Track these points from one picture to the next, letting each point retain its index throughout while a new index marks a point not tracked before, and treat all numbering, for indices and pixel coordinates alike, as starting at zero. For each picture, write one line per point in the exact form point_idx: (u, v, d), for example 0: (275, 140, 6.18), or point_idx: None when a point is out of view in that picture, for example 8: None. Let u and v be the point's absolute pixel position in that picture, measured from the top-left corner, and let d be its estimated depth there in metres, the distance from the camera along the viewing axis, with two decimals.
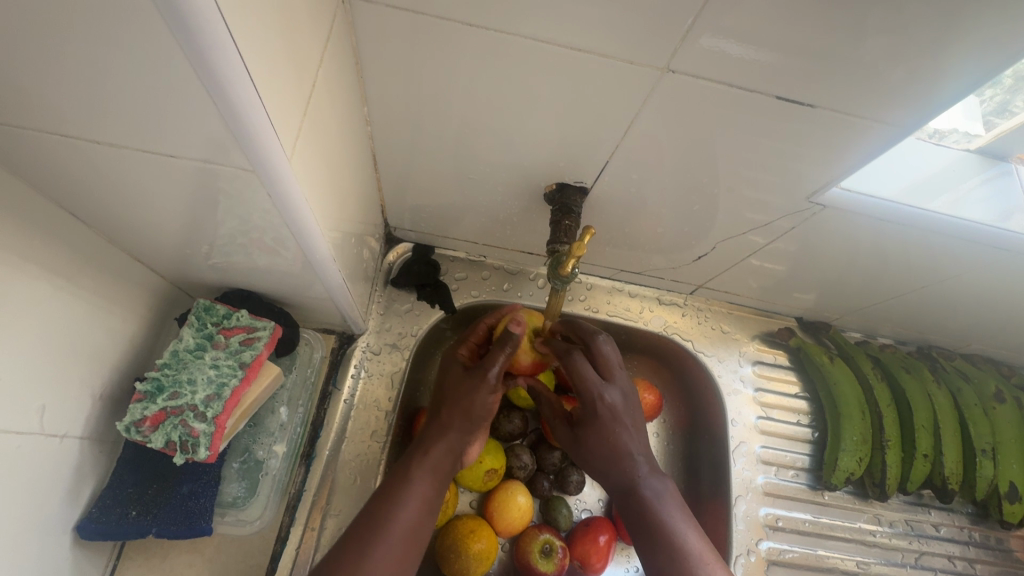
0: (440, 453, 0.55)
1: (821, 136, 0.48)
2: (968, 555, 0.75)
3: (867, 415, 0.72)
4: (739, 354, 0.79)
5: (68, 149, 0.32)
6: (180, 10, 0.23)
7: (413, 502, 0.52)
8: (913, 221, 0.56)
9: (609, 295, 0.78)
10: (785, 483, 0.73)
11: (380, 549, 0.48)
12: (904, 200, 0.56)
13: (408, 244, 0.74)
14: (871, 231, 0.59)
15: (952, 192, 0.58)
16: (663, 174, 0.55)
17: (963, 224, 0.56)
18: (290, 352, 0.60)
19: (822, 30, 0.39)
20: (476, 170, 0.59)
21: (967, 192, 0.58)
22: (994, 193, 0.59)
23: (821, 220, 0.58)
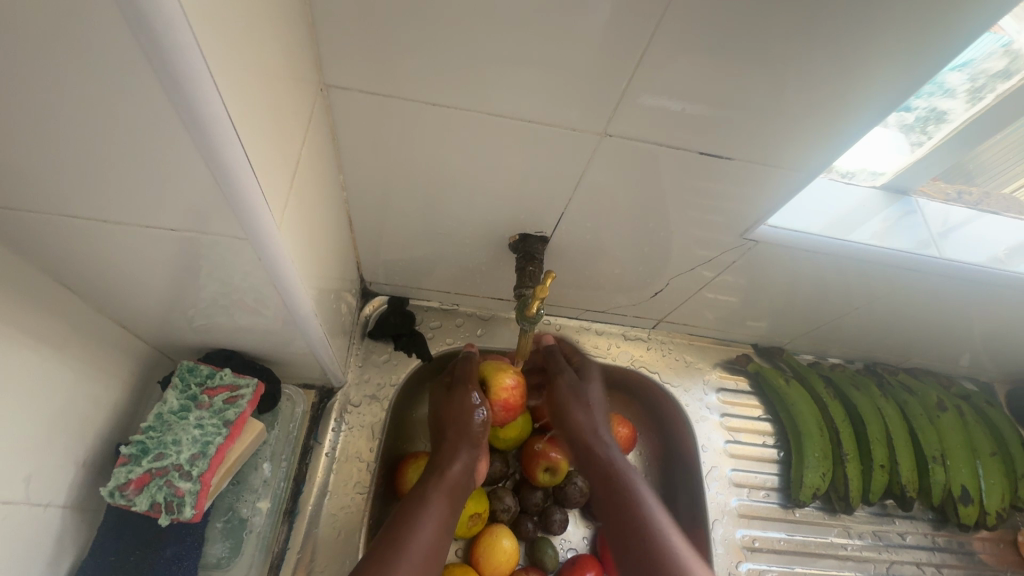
0: (444, 498, 0.58)
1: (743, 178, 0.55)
2: (934, 561, 0.78)
3: (825, 432, 0.77)
4: (703, 382, 0.83)
5: (70, 227, 0.36)
6: (201, 116, 0.28)
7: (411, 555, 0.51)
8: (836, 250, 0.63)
9: (578, 334, 0.82)
10: (757, 504, 0.76)
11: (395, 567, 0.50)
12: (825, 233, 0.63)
13: (384, 297, 0.78)
14: (803, 260, 0.65)
15: (867, 222, 0.65)
16: (615, 219, 0.61)
17: (882, 250, 0.64)
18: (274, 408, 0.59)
19: (729, 97, 0.47)
20: (444, 225, 0.64)
21: (881, 222, 0.66)
22: (904, 223, 0.67)
23: (758, 254, 0.65)
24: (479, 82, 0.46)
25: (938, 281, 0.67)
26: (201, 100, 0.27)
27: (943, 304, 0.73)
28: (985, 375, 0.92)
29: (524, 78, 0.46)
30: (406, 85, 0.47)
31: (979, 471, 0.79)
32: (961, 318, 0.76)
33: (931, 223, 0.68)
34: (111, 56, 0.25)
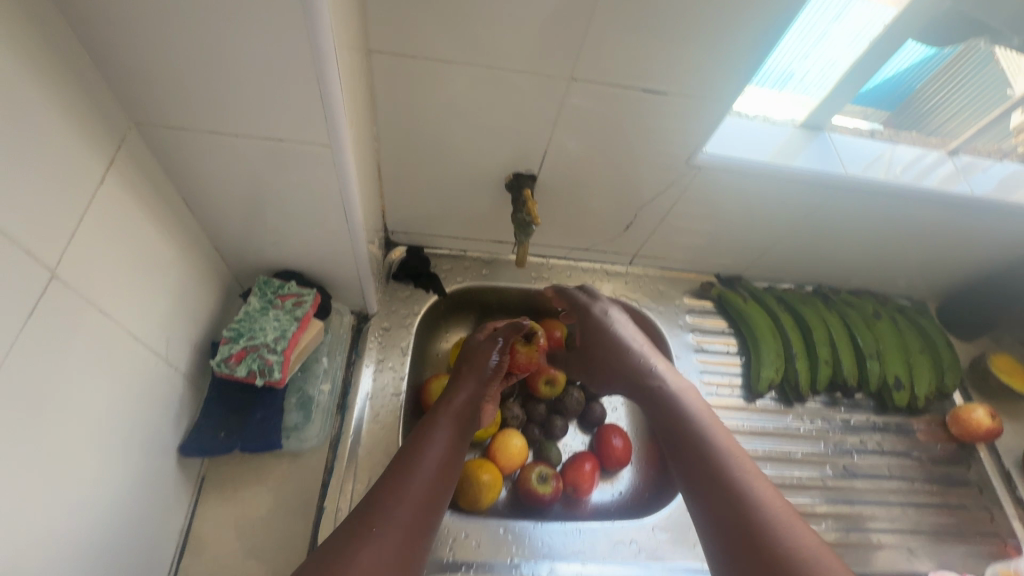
0: (449, 437, 0.65)
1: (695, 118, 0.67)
2: (874, 437, 0.91)
3: (776, 336, 0.93)
4: (677, 307, 0.97)
5: (201, 153, 0.50)
6: (324, 67, 0.42)
7: (419, 478, 0.57)
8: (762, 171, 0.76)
9: (568, 271, 0.97)
10: (724, 398, 0.90)
11: (409, 477, 0.57)
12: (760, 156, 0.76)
13: (404, 246, 0.93)
14: (742, 183, 0.79)
15: (789, 147, 0.79)
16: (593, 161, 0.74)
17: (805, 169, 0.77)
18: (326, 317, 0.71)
19: None
20: (452, 174, 0.77)
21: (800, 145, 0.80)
22: (816, 149, 0.80)
23: (702, 176, 0.76)
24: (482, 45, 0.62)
25: (852, 197, 0.82)
26: (324, 55, 0.42)
27: (863, 222, 0.88)
28: (918, 292, 1.07)
29: None
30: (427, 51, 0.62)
31: (910, 365, 0.94)
32: (880, 236, 0.92)
33: (843, 154, 0.81)
34: (270, 25, 0.39)
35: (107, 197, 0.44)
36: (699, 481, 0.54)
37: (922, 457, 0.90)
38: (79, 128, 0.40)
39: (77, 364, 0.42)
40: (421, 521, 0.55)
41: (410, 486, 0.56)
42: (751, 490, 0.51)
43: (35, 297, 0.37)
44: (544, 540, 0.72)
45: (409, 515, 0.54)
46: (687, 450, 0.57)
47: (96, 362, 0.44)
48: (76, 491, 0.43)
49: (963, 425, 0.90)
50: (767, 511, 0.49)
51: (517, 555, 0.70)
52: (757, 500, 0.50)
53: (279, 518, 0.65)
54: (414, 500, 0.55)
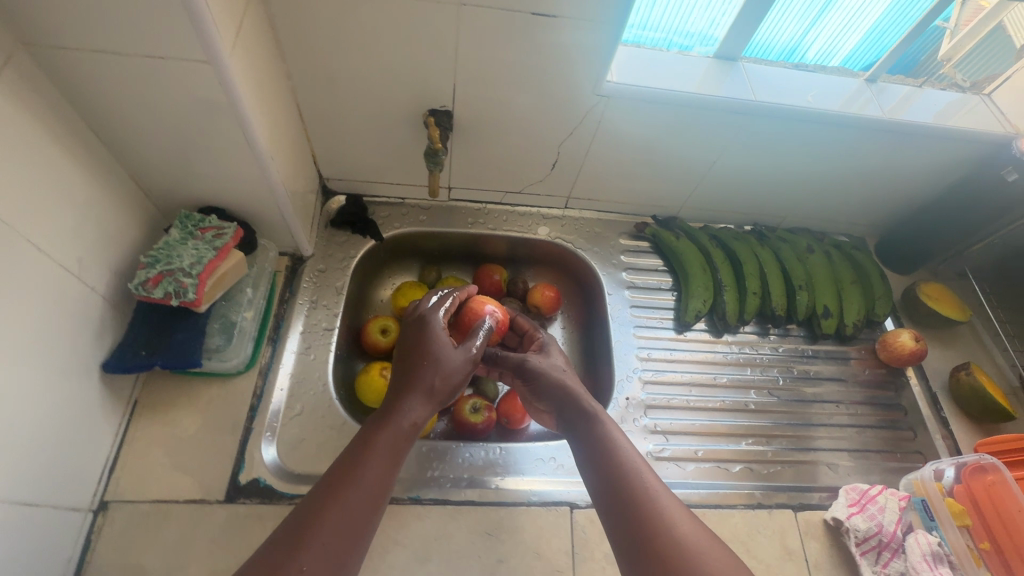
0: (394, 441, 0.56)
1: (588, 41, 0.69)
2: (802, 364, 0.93)
3: (707, 270, 0.95)
4: (612, 247, 1.00)
5: (95, 78, 0.54)
6: None
7: (357, 494, 0.51)
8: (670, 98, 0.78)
9: (505, 216, 1.00)
10: (656, 331, 0.92)
11: (346, 492, 0.51)
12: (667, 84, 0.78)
13: (343, 195, 0.96)
14: (654, 113, 0.81)
15: (699, 77, 0.81)
16: (505, 92, 0.76)
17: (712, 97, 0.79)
18: (251, 252, 0.75)
19: None
20: (372, 110, 0.79)
21: (711, 73, 0.82)
22: (729, 78, 0.82)
23: (609, 107, 0.78)
24: None
25: (766, 123, 0.84)
26: None
27: (784, 151, 0.91)
28: (857, 229, 1.09)
29: None
30: None
31: (840, 295, 0.96)
32: (805, 166, 0.94)
33: (755, 81, 0.83)
34: None
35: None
36: (610, 497, 0.54)
37: (850, 382, 0.93)
38: None
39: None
40: (358, 540, 0.50)
41: (352, 493, 0.51)
42: (657, 505, 0.52)
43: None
44: (465, 458, 0.75)
45: (337, 534, 0.48)
46: (611, 465, 0.56)
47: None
48: None
49: (889, 349, 0.92)
50: (666, 525, 0.50)
51: (438, 471, 0.74)
52: (660, 513, 0.51)
53: (208, 436, 0.70)
54: (352, 512, 0.50)
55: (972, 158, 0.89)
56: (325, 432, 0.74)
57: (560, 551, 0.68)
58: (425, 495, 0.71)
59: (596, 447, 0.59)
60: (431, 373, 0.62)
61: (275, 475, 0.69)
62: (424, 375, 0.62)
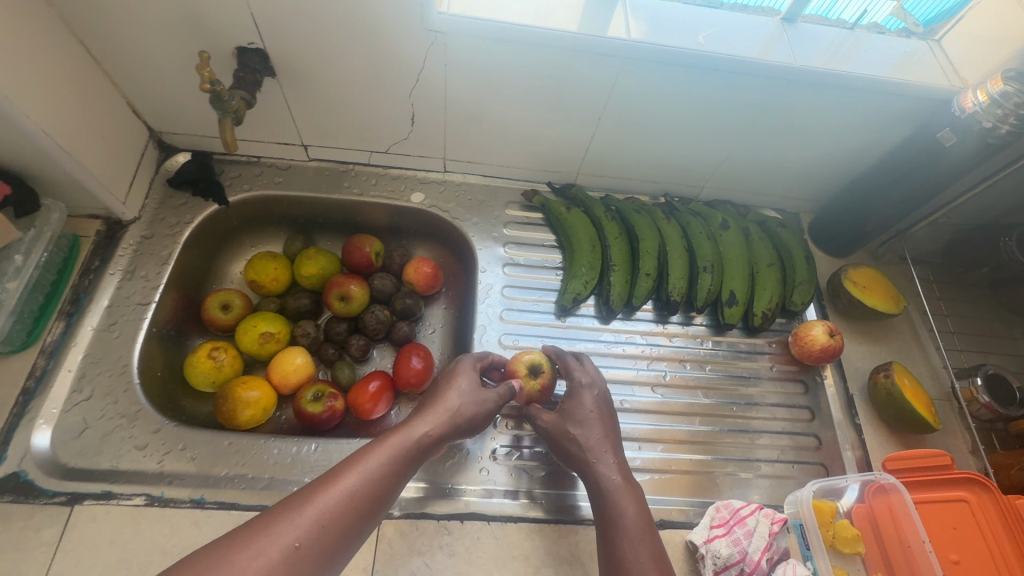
0: (402, 459, 0.54)
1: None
2: (700, 359, 0.81)
3: (597, 247, 0.83)
4: (496, 219, 0.87)
5: None
6: None
7: (349, 494, 0.48)
8: (524, 36, 0.65)
9: (375, 180, 0.88)
10: (530, 315, 0.80)
11: (343, 492, 0.48)
12: (522, 21, 0.65)
13: (188, 152, 0.85)
14: (512, 55, 0.68)
15: (566, 13, 0.67)
16: (320, 24, 0.63)
17: (576, 35, 0.65)
18: (27, 213, 0.66)
19: None
20: (173, 46, 0.67)
21: (582, 10, 0.68)
22: (605, 14, 0.68)
23: (451, 45, 0.66)
24: None
25: (653, 70, 0.70)
26: None
27: (685, 107, 0.76)
28: (790, 205, 0.95)
29: None
30: None
31: (752, 280, 0.83)
32: (712, 126, 0.80)
33: (637, 18, 0.69)
34: None
35: None
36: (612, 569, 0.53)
37: (754, 381, 0.80)
38: None
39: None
40: (330, 560, 0.46)
41: (349, 494, 0.48)
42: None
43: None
44: (271, 455, 0.66)
45: (319, 536, 0.45)
46: (621, 537, 0.55)
47: None
48: None
49: (801, 344, 0.79)
50: None
51: (235, 470, 0.64)
52: None
53: None
54: (349, 507, 0.48)
55: (909, 117, 0.75)
56: (111, 421, 0.65)
57: (355, 568, 0.59)
58: (210, 498, 0.62)
59: (605, 514, 0.57)
60: (456, 399, 0.60)
61: (40, 467, 0.60)
62: (448, 398, 0.60)
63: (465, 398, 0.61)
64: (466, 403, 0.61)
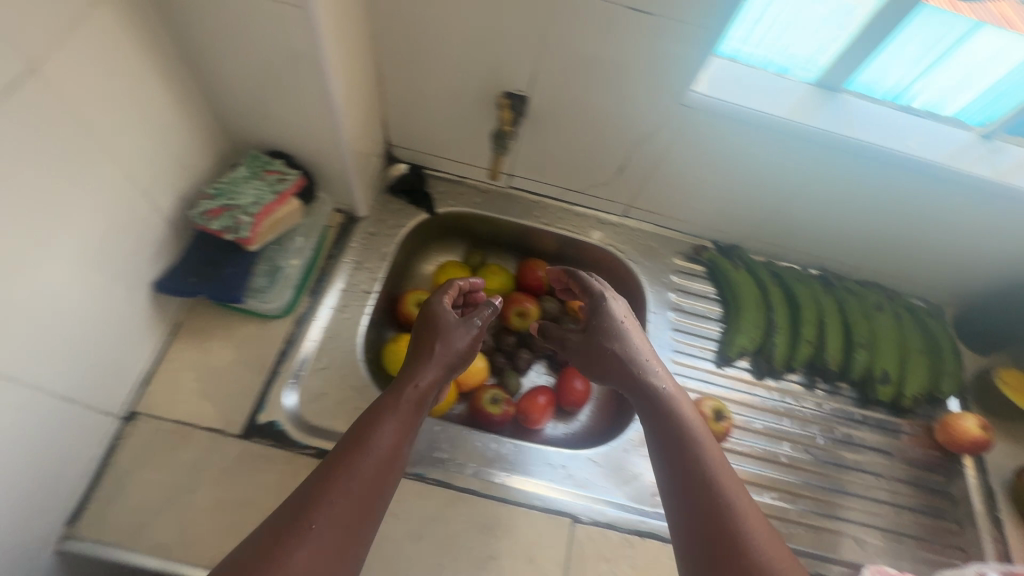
0: (401, 417, 0.57)
1: (679, 45, 0.66)
2: (849, 428, 0.86)
3: (762, 308, 0.90)
4: (665, 265, 0.95)
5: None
6: None
7: (370, 462, 0.52)
8: (757, 120, 0.74)
9: (561, 214, 0.97)
10: (693, 359, 0.88)
11: (360, 463, 0.51)
12: (759, 106, 0.74)
13: (405, 164, 0.96)
14: (737, 133, 0.77)
15: (792, 103, 0.76)
16: (587, 84, 0.73)
17: (803, 126, 0.74)
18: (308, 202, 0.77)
19: None
20: (448, 82, 0.78)
21: (806, 102, 0.77)
22: (825, 110, 0.77)
23: (688, 118, 0.75)
24: None
25: (859, 164, 0.78)
26: None
27: (872, 197, 0.84)
28: (935, 295, 1.00)
29: None
30: None
31: (903, 361, 0.89)
32: (891, 216, 0.86)
33: (855, 116, 0.77)
34: None
35: (104, 24, 0.50)
36: (689, 489, 0.53)
37: (896, 456, 0.85)
38: None
39: (53, 161, 0.48)
40: (360, 529, 0.49)
41: (361, 467, 0.51)
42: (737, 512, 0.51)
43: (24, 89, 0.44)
44: (475, 446, 0.74)
45: (344, 508, 0.48)
46: (696, 461, 0.55)
47: (73, 170, 0.51)
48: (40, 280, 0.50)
49: (949, 431, 0.84)
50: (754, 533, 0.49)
51: (445, 452, 0.73)
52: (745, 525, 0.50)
53: (236, 370, 0.72)
54: (370, 482, 0.51)
55: None
56: (343, 391, 0.75)
57: (554, 561, 0.66)
58: (429, 474, 0.70)
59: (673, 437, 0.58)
60: (447, 344, 0.65)
61: (291, 422, 0.70)
62: (447, 343, 0.65)
63: (452, 348, 0.66)
64: (454, 352, 0.66)
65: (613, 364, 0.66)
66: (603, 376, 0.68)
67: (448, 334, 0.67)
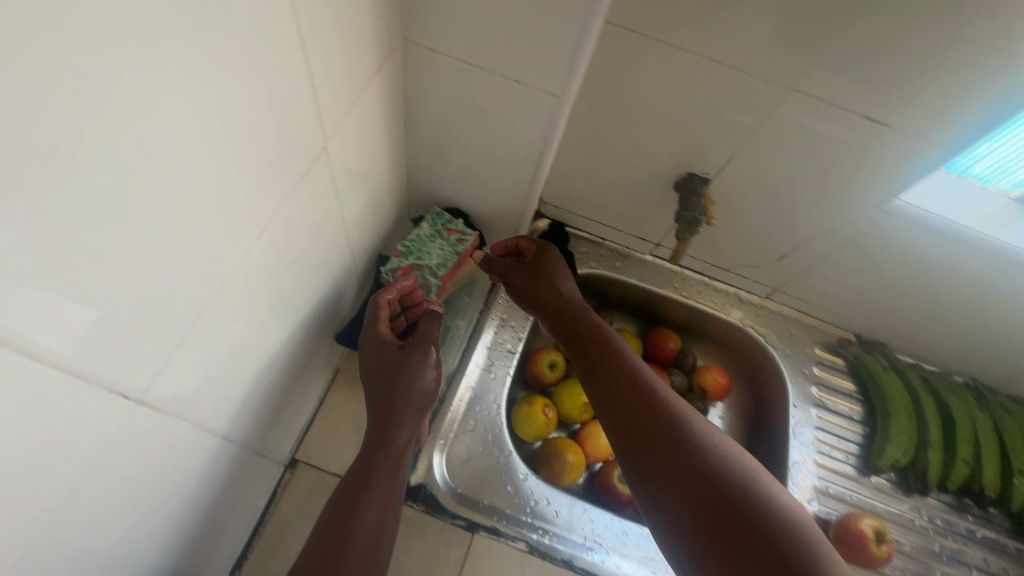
0: (383, 489, 0.57)
1: (901, 153, 0.63)
2: (1000, 561, 0.82)
3: (913, 417, 0.85)
4: (805, 355, 0.92)
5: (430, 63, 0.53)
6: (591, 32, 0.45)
7: (353, 550, 0.51)
8: (957, 233, 0.70)
9: (700, 288, 0.95)
10: (837, 462, 0.84)
11: (348, 551, 0.51)
12: (960, 220, 0.70)
13: (549, 219, 0.94)
14: (929, 243, 0.73)
15: (993, 219, 0.72)
16: (782, 179, 0.71)
17: (1005, 245, 0.70)
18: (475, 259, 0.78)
19: (911, 80, 0.56)
20: (627, 155, 0.76)
21: (1006, 219, 0.73)
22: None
23: (879, 220, 0.72)
24: (702, 26, 0.58)
25: None
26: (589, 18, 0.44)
27: None
28: None
29: (742, 42, 0.58)
30: (654, 27, 0.59)
31: None
32: None
33: None
34: None
35: (369, 98, 0.50)
36: (672, 464, 0.49)
37: None
38: (375, 30, 0.46)
39: (298, 229, 0.48)
40: None
41: (350, 554, 0.51)
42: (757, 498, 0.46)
43: (308, 168, 0.45)
44: (619, 531, 0.72)
45: None
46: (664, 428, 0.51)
47: (306, 235, 0.50)
48: (261, 342, 0.50)
49: None
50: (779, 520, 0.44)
51: (587, 538, 0.71)
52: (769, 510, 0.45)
53: None
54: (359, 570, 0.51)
55: None
56: (489, 457, 0.73)
57: None
58: (577, 561, 0.70)
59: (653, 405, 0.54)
60: (421, 390, 0.60)
61: (440, 487, 0.69)
62: (416, 388, 0.60)
63: (421, 389, 0.61)
64: (415, 391, 0.60)
65: (604, 357, 0.60)
66: (569, 338, 0.65)
67: (415, 380, 0.60)
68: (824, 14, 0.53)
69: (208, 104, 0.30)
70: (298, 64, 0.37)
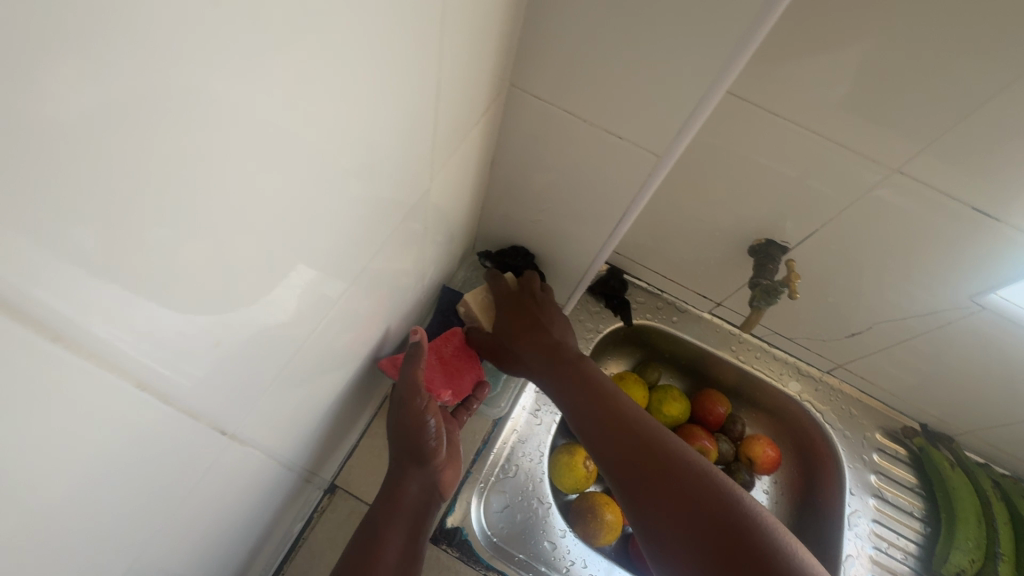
0: (403, 535, 0.57)
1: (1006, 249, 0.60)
2: None
3: (983, 524, 0.78)
4: (864, 438, 0.88)
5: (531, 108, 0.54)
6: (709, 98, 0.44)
7: None
8: None
9: (758, 354, 0.91)
10: (894, 562, 0.80)
11: None
12: None
13: (608, 265, 0.92)
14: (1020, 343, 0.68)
15: None
16: (869, 258, 0.68)
17: None
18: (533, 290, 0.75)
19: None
20: (703, 214, 0.74)
21: None
22: None
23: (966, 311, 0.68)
24: (809, 99, 0.56)
25: None
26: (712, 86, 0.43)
27: None
28: None
29: (849, 118, 0.56)
30: (757, 93, 0.58)
31: None
32: None
33: None
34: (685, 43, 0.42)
35: (468, 139, 0.50)
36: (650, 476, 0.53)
37: None
38: (488, 76, 0.46)
39: (385, 264, 0.47)
40: None
41: None
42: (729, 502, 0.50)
43: (406, 207, 0.45)
44: None
45: None
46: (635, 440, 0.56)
47: (389, 268, 0.50)
48: (331, 372, 0.49)
49: None
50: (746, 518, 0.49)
51: None
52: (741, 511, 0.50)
53: None
54: None
55: None
56: (529, 508, 0.72)
57: None
58: None
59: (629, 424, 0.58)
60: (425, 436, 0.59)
61: (478, 534, 0.67)
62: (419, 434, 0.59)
63: (427, 437, 0.59)
64: (422, 439, 0.59)
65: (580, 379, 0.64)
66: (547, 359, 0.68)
67: (418, 429, 0.59)
68: (949, 104, 0.51)
69: (351, 154, 0.30)
70: (426, 111, 0.37)
